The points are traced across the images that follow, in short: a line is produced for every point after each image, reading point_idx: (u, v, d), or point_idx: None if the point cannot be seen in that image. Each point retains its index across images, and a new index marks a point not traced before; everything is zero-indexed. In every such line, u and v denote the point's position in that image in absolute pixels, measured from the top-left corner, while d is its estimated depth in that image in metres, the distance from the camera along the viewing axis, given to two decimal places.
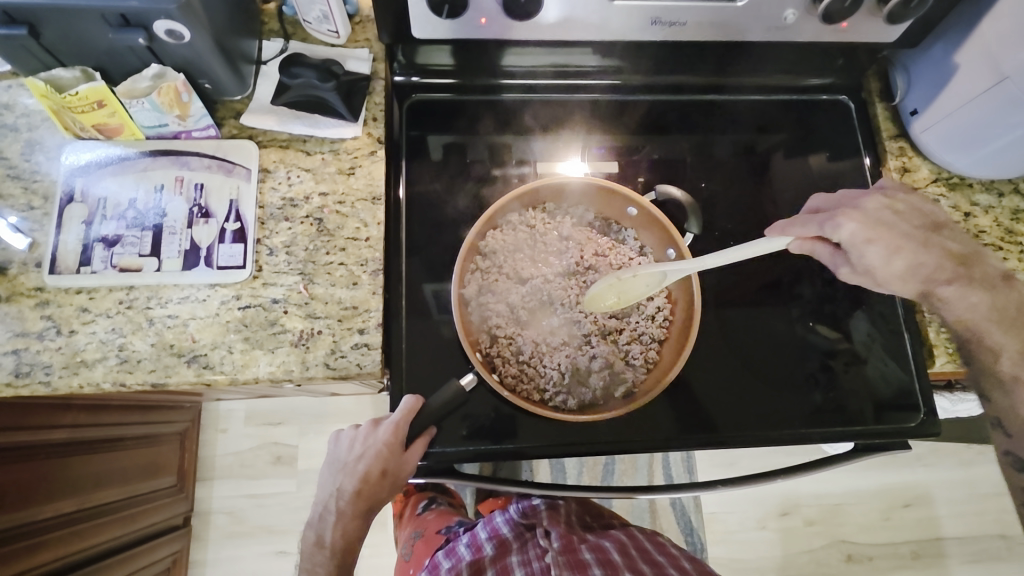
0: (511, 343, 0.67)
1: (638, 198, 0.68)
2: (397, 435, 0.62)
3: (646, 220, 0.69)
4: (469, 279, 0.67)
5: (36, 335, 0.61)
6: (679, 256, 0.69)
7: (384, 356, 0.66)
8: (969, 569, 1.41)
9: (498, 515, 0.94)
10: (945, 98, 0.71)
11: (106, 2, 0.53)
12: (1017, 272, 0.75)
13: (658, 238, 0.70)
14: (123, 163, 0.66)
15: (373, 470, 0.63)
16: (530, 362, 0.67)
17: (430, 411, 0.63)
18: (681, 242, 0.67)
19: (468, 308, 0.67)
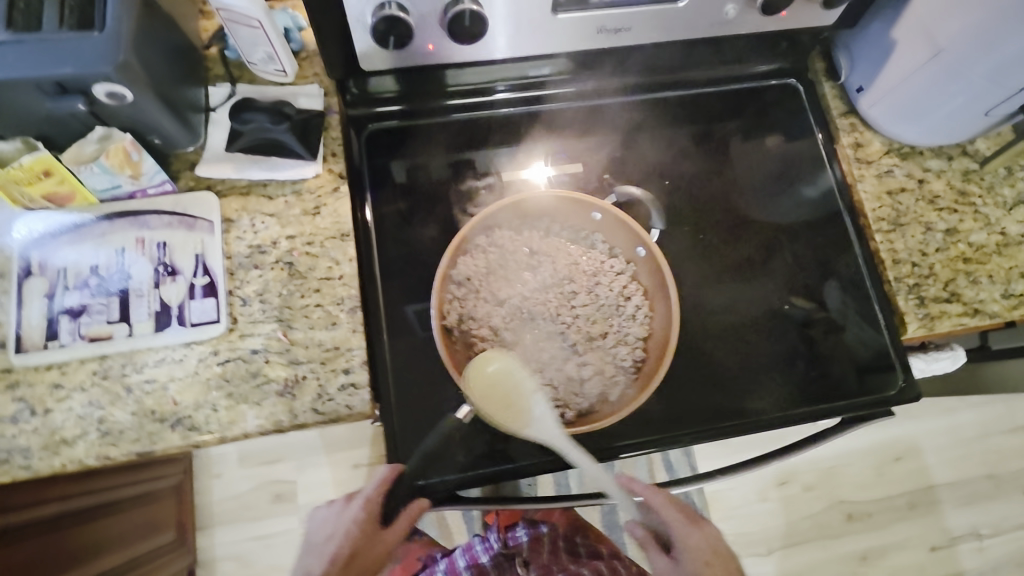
0: None
1: (600, 201, 0.68)
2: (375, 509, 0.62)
3: (611, 222, 0.69)
4: (449, 310, 0.66)
5: (10, 419, 0.59)
6: (648, 251, 0.68)
7: (375, 395, 0.65)
8: (963, 512, 1.47)
9: (477, 545, 1.02)
10: (886, 73, 0.73)
11: (39, 71, 0.51)
12: (972, 232, 0.78)
13: (625, 237, 0.69)
14: (79, 230, 0.64)
15: (342, 550, 0.61)
16: None
17: (436, 447, 0.63)
18: (649, 240, 0.67)
19: (452, 338, 0.66)
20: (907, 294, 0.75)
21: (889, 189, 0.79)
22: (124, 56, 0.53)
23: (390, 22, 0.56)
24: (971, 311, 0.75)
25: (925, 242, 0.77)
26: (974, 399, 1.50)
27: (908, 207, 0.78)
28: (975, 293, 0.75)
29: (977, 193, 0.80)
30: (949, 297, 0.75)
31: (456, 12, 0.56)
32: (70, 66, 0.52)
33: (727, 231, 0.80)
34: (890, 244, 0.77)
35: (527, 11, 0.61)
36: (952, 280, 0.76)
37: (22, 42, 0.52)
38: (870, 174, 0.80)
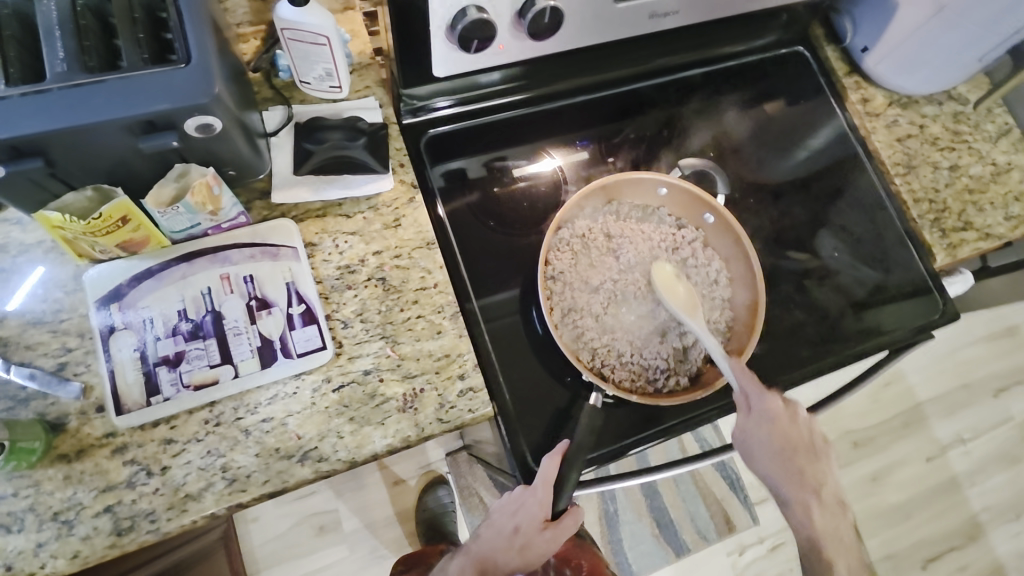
0: (611, 349, 0.69)
1: (664, 176, 0.72)
2: (537, 499, 0.61)
3: (678, 194, 0.73)
4: (553, 304, 0.70)
5: (125, 484, 0.56)
6: (716, 215, 0.72)
7: (495, 402, 0.66)
8: (949, 422, 1.62)
9: None
10: (891, 33, 0.81)
11: (129, 111, 0.48)
12: (972, 166, 0.87)
13: (693, 207, 0.74)
14: (158, 276, 0.60)
15: (507, 525, 0.62)
16: (634, 359, 0.69)
17: (578, 443, 0.63)
18: (718, 205, 0.71)
19: (560, 331, 0.69)
20: (930, 228, 0.84)
21: (898, 137, 0.88)
22: (217, 86, 0.50)
23: (473, 25, 0.58)
24: (984, 236, 0.84)
25: (935, 180, 0.86)
26: None
27: (916, 150, 0.87)
28: (984, 219, 0.84)
29: (968, 132, 0.89)
30: (964, 226, 0.84)
31: (537, 11, 0.58)
32: (165, 102, 0.49)
33: (762, 196, 0.86)
34: (908, 186, 0.85)
35: (594, 3, 0.63)
36: (964, 210, 0.85)
37: (105, 82, 0.48)
38: (879, 125, 0.88)
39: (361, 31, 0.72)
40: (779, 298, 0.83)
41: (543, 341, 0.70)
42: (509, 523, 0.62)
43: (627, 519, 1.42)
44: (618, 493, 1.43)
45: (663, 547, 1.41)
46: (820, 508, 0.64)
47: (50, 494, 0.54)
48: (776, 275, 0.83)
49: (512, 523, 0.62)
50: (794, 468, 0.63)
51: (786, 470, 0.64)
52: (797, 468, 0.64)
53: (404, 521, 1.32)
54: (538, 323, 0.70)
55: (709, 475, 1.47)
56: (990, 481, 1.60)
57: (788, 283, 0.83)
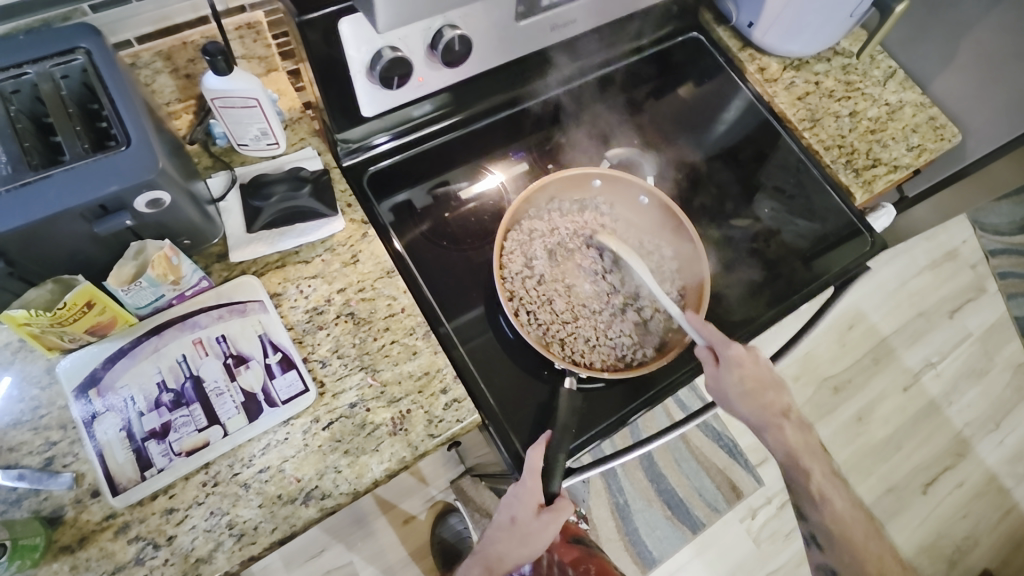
0: (576, 335, 0.73)
1: (598, 169, 0.78)
2: (526, 487, 0.64)
3: (613, 182, 0.79)
4: (514, 302, 0.73)
5: (134, 561, 0.56)
6: (652, 197, 0.79)
7: (480, 409, 0.68)
8: (915, 350, 1.71)
9: None
10: (770, 6, 0.89)
11: (81, 199, 0.51)
12: (869, 109, 0.95)
13: (629, 194, 0.80)
14: (131, 353, 0.62)
15: (505, 517, 0.66)
16: (600, 342, 0.74)
17: (563, 424, 0.67)
18: (648, 186, 0.77)
19: (527, 328, 0.73)
20: (846, 170, 0.91)
21: (799, 96, 0.95)
22: (161, 160, 0.53)
23: (391, 65, 0.62)
24: (893, 168, 0.91)
25: (839, 127, 0.94)
26: (887, 256, 1.77)
27: (817, 105, 0.95)
28: (890, 154, 0.92)
29: (858, 80, 0.98)
30: (874, 163, 0.91)
31: (448, 41, 0.63)
32: (114, 184, 0.51)
33: (689, 172, 0.93)
34: (818, 137, 0.93)
35: (497, 25, 0.68)
36: (870, 149, 0.92)
37: (52, 176, 0.51)
38: (780, 89, 0.95)
39: (286, 88, 0.76)
40: (727, 261, 0.88)
41: (516, 345, 0.74)
42: (507, 515, 0.66)
43: (639, 507, 1.44)
44: (624, 483, 1.46)
45: (679, 527, 1.44)
46: (792, 426, 0.70)
47: None
48: (718, 241, 0.89)
49: (508, 515, 0.65)
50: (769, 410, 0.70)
51: (757, 411, 0.69)
52: (766, 402, 0.69)
53: (422, 558, 1.31)
54: (506, 330, 0.74)
55: (706, 448, 1.51)
56: (965, 397, 1.69)
57: (733, 246, 0.89)
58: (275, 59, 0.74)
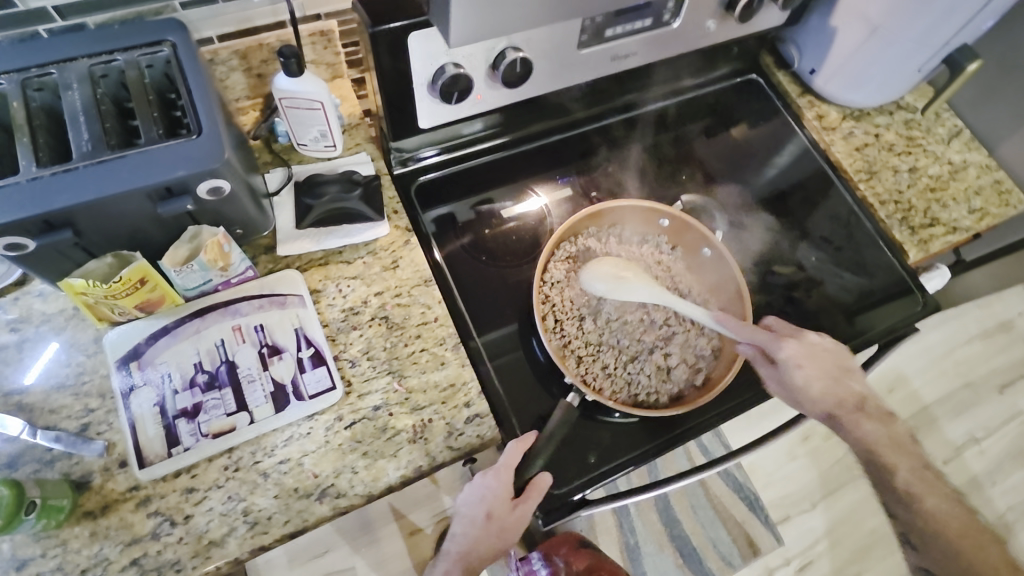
0: (596, 359, 0.72)
1: (668, 209, 0.77)
2: (499, 480, 0.64)
3: (679, 225, 0.78)
4: (545, 308, 0.73)
5: (150, 536, 0.57)
6: (715, 249, 0.77)
7: (494, 412, 0.69)
8: (957, 422, 1.62)
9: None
10: (834, 54, 0.88)
11: (149, 180, 0.53)
12: (930, 167, 0.93)
13: (693, 240, 0.79)
14: (174, 332, 0.64)
15: (480, 514, 0.66)
16: (617, 373, 0.72)
17: (553, 437, 0.69)
18: (714, 238, 0.76)
19: (550, 333, 0.73)
20: (900, 227, 0.88)
21: (856, 146, 0.93)
22: (227, 152, 0.56)
23: (450, 80, 0.64)
24: (952, 230, 0.88)
25: (897, 182, 0.91)
26: (937, 321, 1.70)
27: (875, 157, 0.93)
28: (949, 214, 0.89)
29: (921, 136, 0.95)
30: (931, 222, 0.88)
31: (508, 63, 0.65)
32: (181, 169, 0.54)
33: (737, 213, 0.91)
34: (873, 189, 0.90)
35: (557, 51, 0.69)
36: (929, 208, 0.90)
37: (127, 157, 0.54)
38: (837, 138, 0.94)
39: (349, 95, 0.79)
40: (768, 306, 0.86)
41: (546, 368, 0.73)
42: (482, 511, 0.66)
43: (649, 550, 1.40)
44: (637, 523, 1.42)
45: None
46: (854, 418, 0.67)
47: (77, 551, 0.56)
48: (760, 286, 0.87)
49: (482, 511, 0.66)
50: (846, 404, 0.67)
51: (833, 403, 0.67)
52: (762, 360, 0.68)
53: None
54: (534, 349, 0.74)
55: (725, 498, 1.46)
56: (1010, 479, 1.59)
57: (775, 293, 0.87)
58: (342, 66, 0.77)
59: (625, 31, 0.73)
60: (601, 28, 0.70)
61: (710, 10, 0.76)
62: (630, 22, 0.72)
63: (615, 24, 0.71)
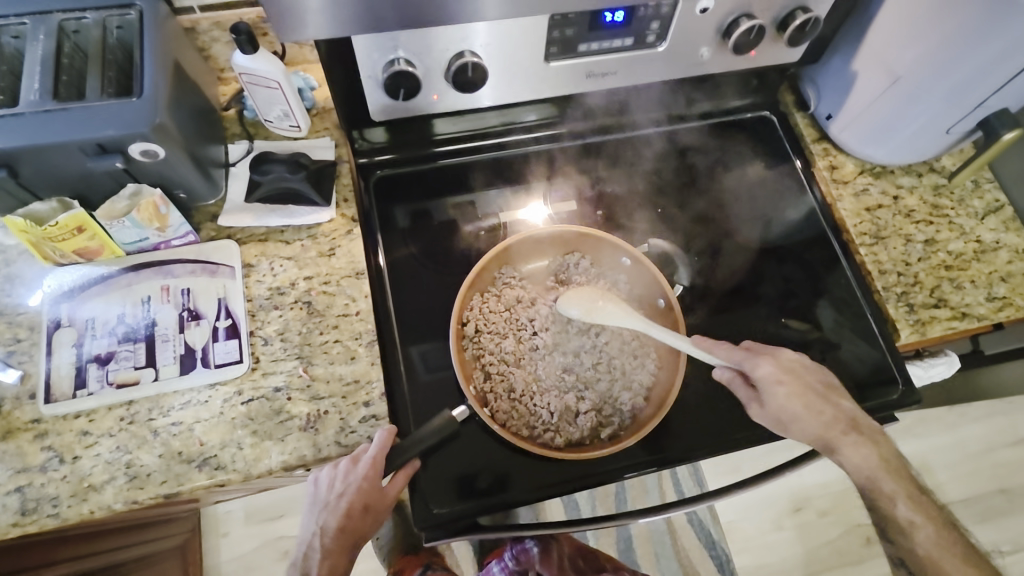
0: (504, 380, 0.69)
1: (630, 248, 0.73)
2: (372, 473, 0.61)
3: (638, 268, 0.73)
4: (469, 316, 0.71)
5: (39, 468, 0.60)
6: (667, 303, 0.72)
7: (390, 406, 0.67)
8: (980, 529, 1.44)
9: (495, 564, 1.00)
10: (852, 101, 0.80)
11: (82, 134, 0.56)
12: (950, 241, 0.82)
13: (650, 290, 0.74)
14: (106, 281, 0.67)
15: (355, 507, 0.61)
16: (522, 400, 0.69)
17: (448, 455, 0.67)
18: (670, 292, 0.71)
19: (465, 343, 0.71)
20: (896, 302, 0.79)
21: (867, 206, 0.84)
22: (160, 117, 0.58)
23: (399, 76, 0.63)
24: (959, 315, 0.78)
25: (907, 253, 0.81)
26: (976, 412, 1.51)
27: (887, 221, 0.83)
28: (960, 297, 0.79)
29: (949, 206, 0.85)
30: (936, 303, 0.79)
31: (460, 65, 0.64)
32: (112, 129, 0.56)
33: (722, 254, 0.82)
34: (874, 256, 0.81)
35: (521, 61, 0.67)
36: (938, 287, 0.79)
37: (67, 110, 0.57)
38: (847, 193, 0.85)
39: None
40: None
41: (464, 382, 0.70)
42: (354, 504, 0.62)
43: None
44: None
45: None
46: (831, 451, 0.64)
47: None
48: None
49: (359, 505, 0.61)
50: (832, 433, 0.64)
51: (819, 426, 0.64)
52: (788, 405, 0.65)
53: None
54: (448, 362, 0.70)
55: (693, 553, 1.37)
56: None
57: None
58: None
59: (602, 48, 0.69)
60: (572, 41, 0.67)
61: (704, 37, 0.71)
62: (607, 40, 0.68)
63: (589, 40, 0.67)
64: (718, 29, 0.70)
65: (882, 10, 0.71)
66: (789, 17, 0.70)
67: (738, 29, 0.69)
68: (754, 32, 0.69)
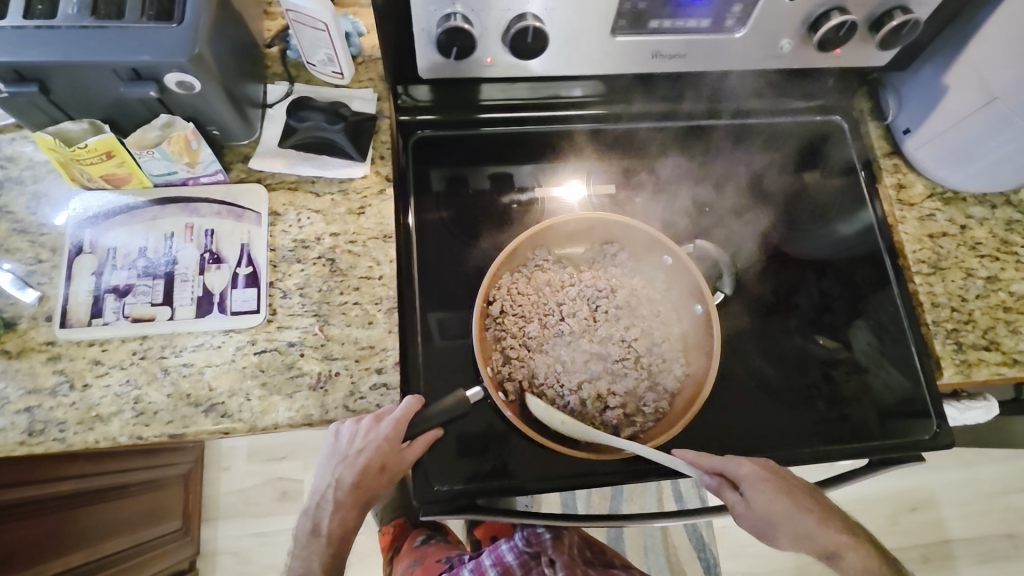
0: (524, 365, 0.67)
1: (673, 246, 0.69)
2: (390, 434, 0.59)
3: (679, 269, 0.69)
4: (495, 295, 0.68)
5: (49, 391, 0.60)
6: (706, 309, 0.68)
7: (402, 367, 0.66)
8: (978, 570, 1.41)
9: (503, 543, 0.94)
10: (937, 117, 0.73)
11: (117, 57, 0.53)
12: (1014, 282, 0.76)
13: (688, 291, 0.70)
14: (131, 212, 0.65)
15: (372, 465, 0.60)
16: (541, 389, 0.67)
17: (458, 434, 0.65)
18: (710, 299, 0.67)
19: (488, 322, 0.68)
20: (944, 339, 0.73)
21: (930, 232, 0.78)
22: (198, 48, 0.54)
23: (454, 33, 0.59)
24: (1010, 361, 0.73)
25: (965, 287, 0.76)
26: (996, 453, 1.47)
27: (949, 251, 0.77)
28: (1015, 342, 0.73)
29: (1021, 243, 0.78)
30: (988, 345, 0.73)
31: (520, 28, 0.59)
32: (148, 55, 0.54)
33: (766, 264, 0.78)
34: (929, 287, 0.76)
35: (584, 31, 0.62)
36: (992, 328, 0.74)
37: (104, 29, 0.54)
38: (912, 216, 0.79)
39: None
40: None
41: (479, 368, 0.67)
42: (371, 463, 0.60)
43: None
44: None
45: None
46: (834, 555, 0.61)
47: None
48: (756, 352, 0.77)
49: (375, 464, 0.60)
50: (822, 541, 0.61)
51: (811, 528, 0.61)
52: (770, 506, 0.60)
53: None
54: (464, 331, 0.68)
55: (682, 552, 1.36)
56: None
57: None
58: None
59: (675, 27, 0.63)
60: (644, 16, 0.61)
61: (788, 27, 0.65)
62: (682, 19, 0.62)
63: (661, 16, 0.62)
64: (805, 20, 0.64)
65: (992, 20, 0.64)
66: (885, 16, 0.64)
67: (827, 24, 0.63)
68: (844, 28, 0.63)
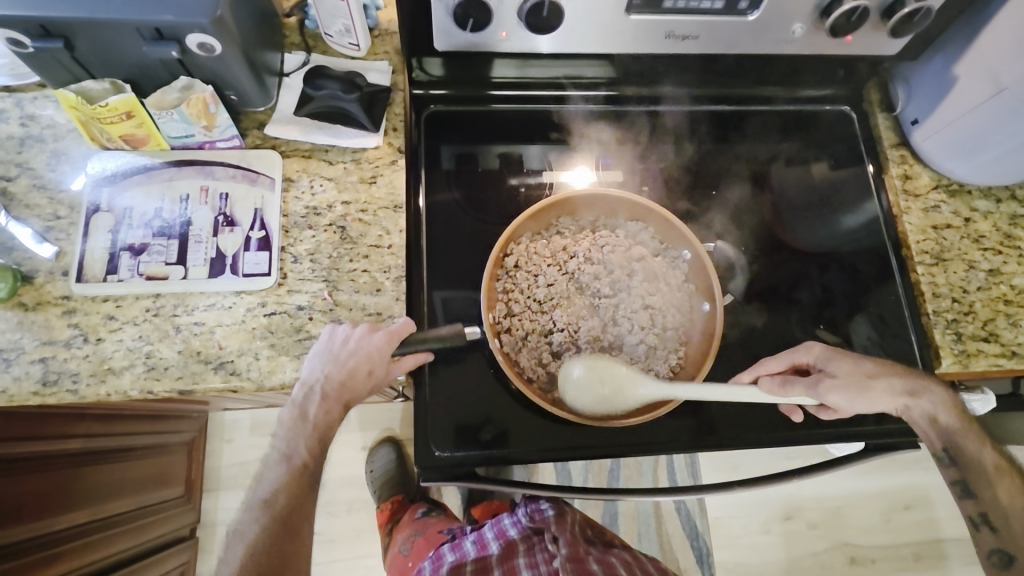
0: (535, 324, 0.69)
1: (697, 245, 0.69)
2: (380, 345, 0.61)
3: (696, 269, 0.70)
4: (512, 251, 0.70)
5: (64, 342, 0.62)
6: (712, 311, 0.69)
7: None
8: (969, 570, 1.42)
9: (507, 518, 0.96)
10: (946, 108, 0.74)
11: (141, 16, 0.54)
12: (1016, 275, 0.77)
13: (699, 292, 0.71)
14: (148, 172, 0.67)
15: (360, 368, 0.61)
16: (551, 345, 0.68)
17: (462, 402, 0.67)
18: (719, 302, 0.68)
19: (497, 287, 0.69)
20: (944, 328, 0.74)
21: (934, 223, 0.78)
22: (220, 10, 0.55)
23: (470, 6, 0.61)
24: (1008, 353, 0.73)
25: (967, 279, 0.76)
26: None
27: (952, 242, 0.78)
28: (1015, 335, 0.74)
29: None
30: (987, 336, 0.74)
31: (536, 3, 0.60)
32: (171, 14, 0.55)
33: (769, 248, 0.79)
34: (931, 277, 0.76)
35: (599, 9, 0.63)
36: (992, 320, 0.74)
37: None
38: (916, 207, 0.79)
39: None
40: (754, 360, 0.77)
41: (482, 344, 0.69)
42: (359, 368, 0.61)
43: None
44: None
45: None
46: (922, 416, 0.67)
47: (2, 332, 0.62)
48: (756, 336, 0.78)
49: (365, 368, 0.61)
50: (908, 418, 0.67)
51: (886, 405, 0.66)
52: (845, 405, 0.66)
53: None
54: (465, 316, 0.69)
55: (676, 540, 1.38)
56: None
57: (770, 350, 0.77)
58: None
59: (689, 8, 0.64)
60: None
61: (800, 12, 0.65)
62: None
63: None
64: (818, 5, 0.64)
65: (1006, 11, 0.65)
66: (898, 3, 0.64)
67: (839, 9, 0.63)
68: (855, 14, 0.63)
